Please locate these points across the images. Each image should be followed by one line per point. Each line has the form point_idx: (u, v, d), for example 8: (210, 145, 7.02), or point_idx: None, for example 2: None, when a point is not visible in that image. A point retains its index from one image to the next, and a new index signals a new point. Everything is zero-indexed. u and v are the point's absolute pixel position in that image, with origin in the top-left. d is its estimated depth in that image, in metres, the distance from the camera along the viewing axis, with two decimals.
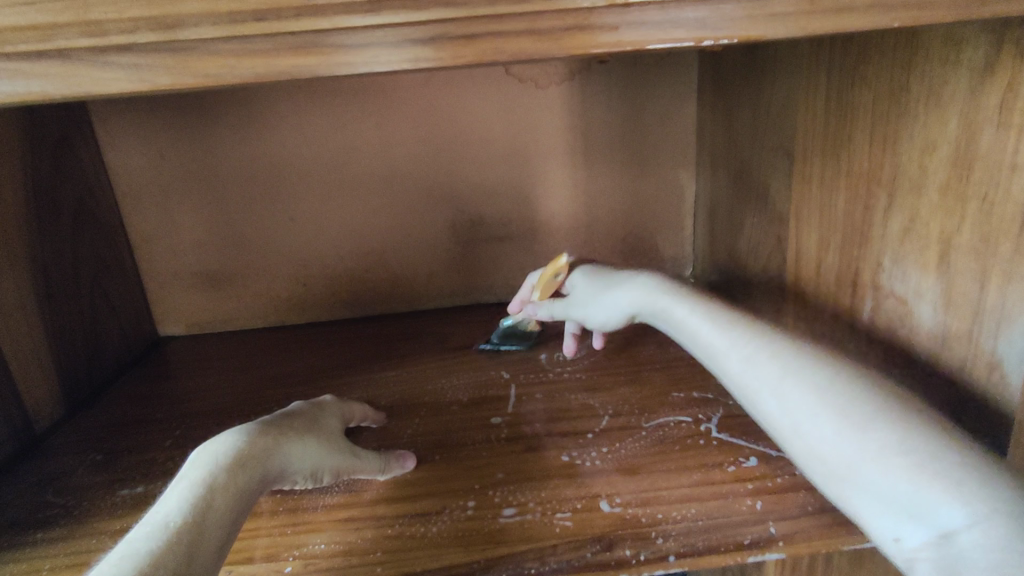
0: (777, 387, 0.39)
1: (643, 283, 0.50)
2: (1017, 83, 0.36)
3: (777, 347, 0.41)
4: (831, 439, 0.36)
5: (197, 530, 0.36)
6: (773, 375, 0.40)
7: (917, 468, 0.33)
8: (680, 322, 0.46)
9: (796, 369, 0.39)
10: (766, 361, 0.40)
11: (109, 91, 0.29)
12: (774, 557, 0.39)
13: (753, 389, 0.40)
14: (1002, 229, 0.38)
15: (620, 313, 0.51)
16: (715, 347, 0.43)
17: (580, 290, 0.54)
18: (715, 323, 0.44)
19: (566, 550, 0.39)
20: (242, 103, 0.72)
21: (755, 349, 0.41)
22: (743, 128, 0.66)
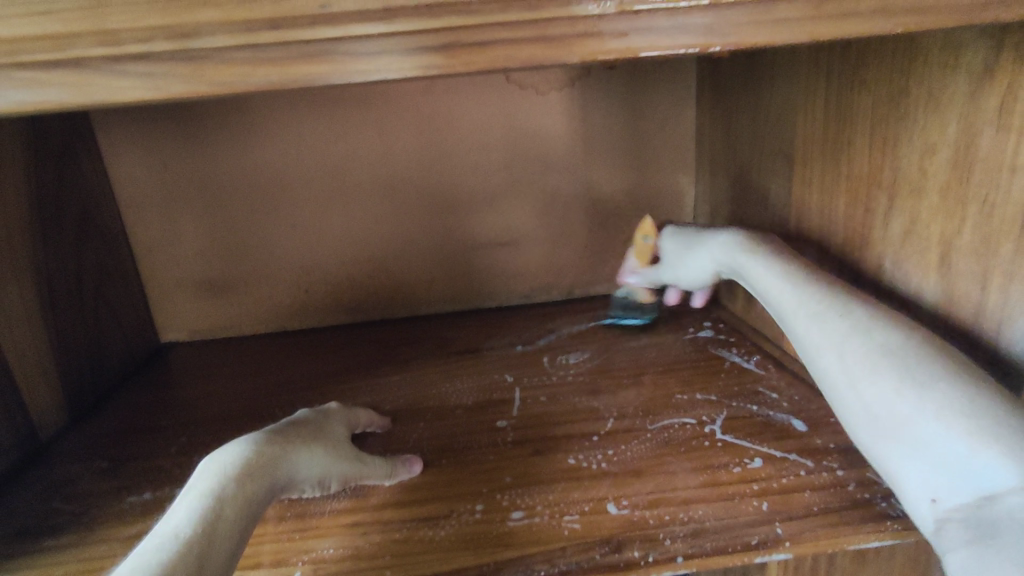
0: (845, 342, 0.41)
1: (725, 239, 0.52)
2: (1016, 86, 0.36)
3: (849, 305, 0.43)
4: (891, 395, 0.38)
5: (206, 539, 0.36)
6: (842, 330, 0.42)
7: (970, 429, 0.35)
8: (758, 279, 0.48)
9: (866, 326, 0.41)
10: (839, 316, 0.42)
11: (124, 99, 0.30)
12: (781, 557, 0.39)
13: (820, 343, 0.42)
14: (1003, 230, 0.38)
15: (706, 271, 0.54)
16: (785, 303, 0.45)
17: (671, 251, 0.57)
18: (791, 281, 0.46)
19: (575, 552, 0.39)
20: (244, 110, 0.72)
21: (826, 305, 0.43)
22: (743, 132, 0.67)
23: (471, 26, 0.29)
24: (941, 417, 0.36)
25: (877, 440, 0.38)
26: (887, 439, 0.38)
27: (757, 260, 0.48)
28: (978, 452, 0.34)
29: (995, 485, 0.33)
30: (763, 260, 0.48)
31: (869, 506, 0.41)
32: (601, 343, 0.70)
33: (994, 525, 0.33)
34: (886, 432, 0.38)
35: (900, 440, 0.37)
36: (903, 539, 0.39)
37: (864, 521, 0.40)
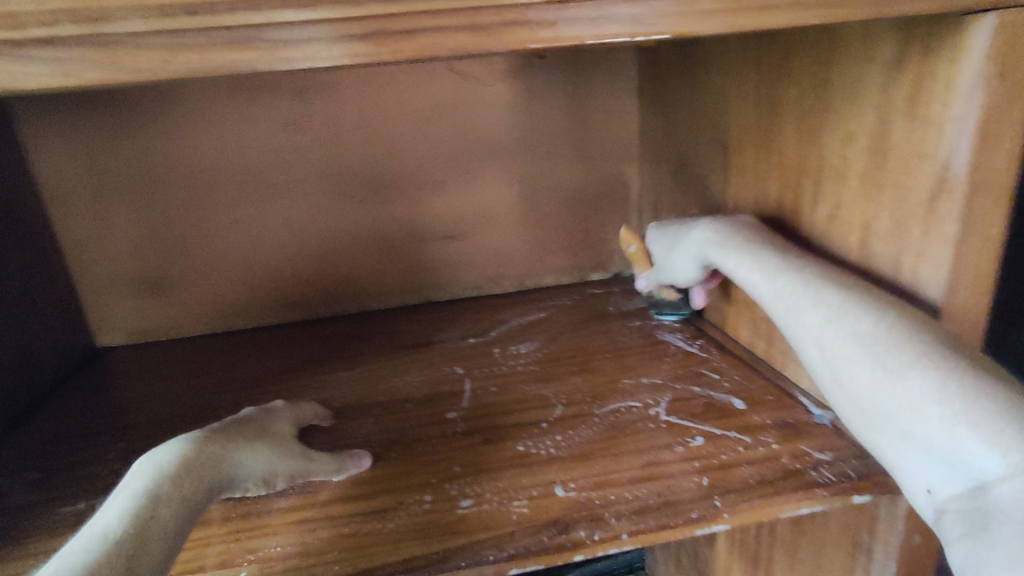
0: (820, 334, 0.42)
1: (703, 234, 0.55)
2: (923, 78, 0.39)
3: (820, 291, 0.43)
4: (870, 385, 0.38)
5: (138, 541, 0.35)
6: (818, 321, 0.42)
7: (950, 416, 0.34)
8: (739, 271, 0.49)
9: (838, 313, 0.41)
10: (811, 306, 0.43)
11: (32, 87, 0.28)
12: (721, 528, 0.41)
13: (798, 334, 0.43)
14: (914, 212, 0.41)
15: (687, 263, 0.58)
16: (762, 296, 0.47)
17: (659, 251, 0.62)
18: (766, 272, 0.47)
19: (523, 536, 0.40)
20: (177, 101, 0.70)
21: (798, 294, 0.44)
22: (681, 122, 0.69)
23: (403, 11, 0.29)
24: (922, 408, 0.36)
25: (870, 434, 0.39)
26: (878, 431, 0.38)
27: (730, 252, 0.51)
28: (958, 439, 0.34)
29: (982, 474, 0.33)
30: (739, 252, 0.50)
31: (802, 476, 0.43)
32: (550, 332, 0.71)
33: (986, 517, 0.32)
34: (874, 424, 0.38)
35: (890, 436, 0.38)
36: (830, 505, 0.42)
37: (796, 489, 0.42)
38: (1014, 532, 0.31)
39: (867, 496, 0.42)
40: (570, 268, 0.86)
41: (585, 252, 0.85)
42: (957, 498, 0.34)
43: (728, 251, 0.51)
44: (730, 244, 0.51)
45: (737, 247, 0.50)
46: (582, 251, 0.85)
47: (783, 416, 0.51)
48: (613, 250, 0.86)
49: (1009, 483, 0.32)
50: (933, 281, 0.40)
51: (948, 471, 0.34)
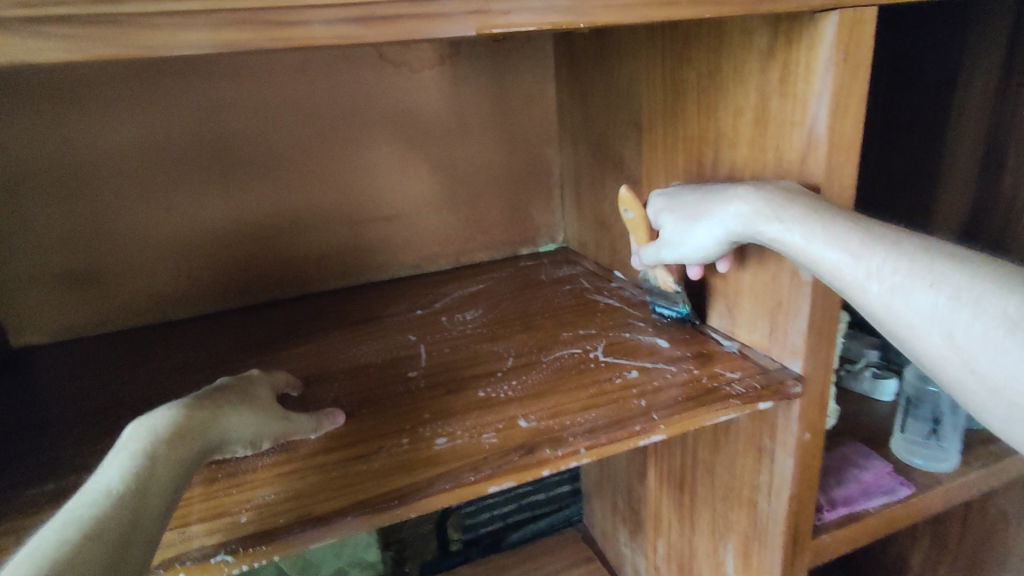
0: (941, 316, 0.39)
1: (748, 209, 0.50)
2: (790, 61, 0.49)
3: (934, 270, 0.40)
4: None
5: (140, 494, 0.37)
6: (938, 305, 0.39)
7: None
8: (810, 250, 0.46)
9: (964, 294, 0.38)
10: (923, 289, 0.40)
11: (46, 60, 0.30)
12: (658, 437, 0.49)
13: (905, 317, 0.41)
14: (792, 169, 0.51)
15: (717, 240, 0.54)
16: (848, 279, 0.44)
17: (673, 227, 0.57)
18: (852, 252, 0.43)
19: (495, 459, 0.46)
20: (102, 88, 0.69)
21: (902, 276, 0.41)
22: (597, 104, 0.78)
23: (321, 6, 0.33)
24: None
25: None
26: None
27: (794, 228, 0.46)
28: None
29: None
30: (804, 227, 0.46)
31: (718, 392, 0.53)
32: (491, 300, 0.77)
33: None
34: None
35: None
36: (741, 411, 0.51)
37: (715, 400, 0.51)
38: None
39: (769, 401, 0.52)
40: (502, 244, 0.93)
41: (514, 228, 0.92)
42: None
43: (784, 226, 0.47)
44: (790, 217, 0.46)
45: (798, 219, 0.46)
46: (512, 228, 0.92)
47: (699, 349, 0.60)
48: (540, 226, 0.94)
49: None
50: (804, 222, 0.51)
51: None
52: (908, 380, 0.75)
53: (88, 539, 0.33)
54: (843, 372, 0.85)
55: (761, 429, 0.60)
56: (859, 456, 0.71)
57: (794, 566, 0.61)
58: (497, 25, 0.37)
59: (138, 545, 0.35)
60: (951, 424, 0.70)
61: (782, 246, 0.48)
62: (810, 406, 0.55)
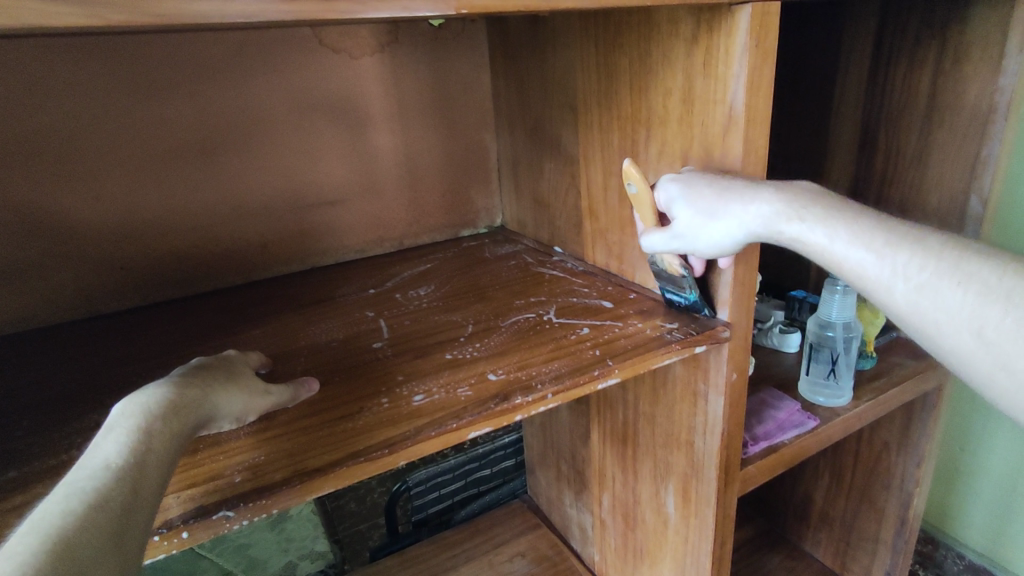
0: (975, 314, 0.46)
1: (769, 210, 0.53)
2: (710, 47, 0.56)
3: (963, 270, 0.47)
4: None
5: (140, 466, 0.36)
6: (968, 301, 0.46)
7: None
8: (831, 249, 0.51)
9: (996, 291, 0.45)
10: (954, 287, 0.47)
11: (57, 23, 0.31)
12: (613, 379, 0.55)
13: (935, 314, 0.48)
14: (715, 141, 0.58)
15: (733, 238, 0.55)
16: (874, 276, 0.50)
17: (687, 220, 0.56)
18: (880, 251, 0.50)
19: (474, 407, 0.50)
20: (17, 67, 0.65)
21: (928, 275, 0.48)
22: (532, 91, 0.83)
23: None
24: None
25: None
26: None
27: (818, 228, 0.52)
28: None
29: None
30: (829, 226, 0.52)
31: (661, 339, 0.60)
32: (441, 277, 0.80)
33: None
34: None
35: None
36: (681, 355, 0.59)
37: (658, 346, 0.58)
38: None
39: (703, 345, 0.60)
40: (444, 227, 0.96)
41: (454, 210, 0.96)
42: None
43: (805, 225, 0.52)
44: (812, 216, 0.52)
45: (820, 220, 0.52)
46: (452, 211, 0.96)
47: (640, 307, 0.67)
48: (479, 209, 0.98)
49: None
50: None
51: None
52: (810, 329, 0.81)
53: (94, 509, 0.32)
54: (755, 331, 0.96)
55: (695, 374, 0.68)
56: (772, 398, 0.81)
57: (725, 496, 0.70)
58: (472, 5, 0.41)
59: (140, 514, 0.34)
60: (844, 362, 0.79)
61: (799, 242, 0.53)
62: (736, 350, 0.63)
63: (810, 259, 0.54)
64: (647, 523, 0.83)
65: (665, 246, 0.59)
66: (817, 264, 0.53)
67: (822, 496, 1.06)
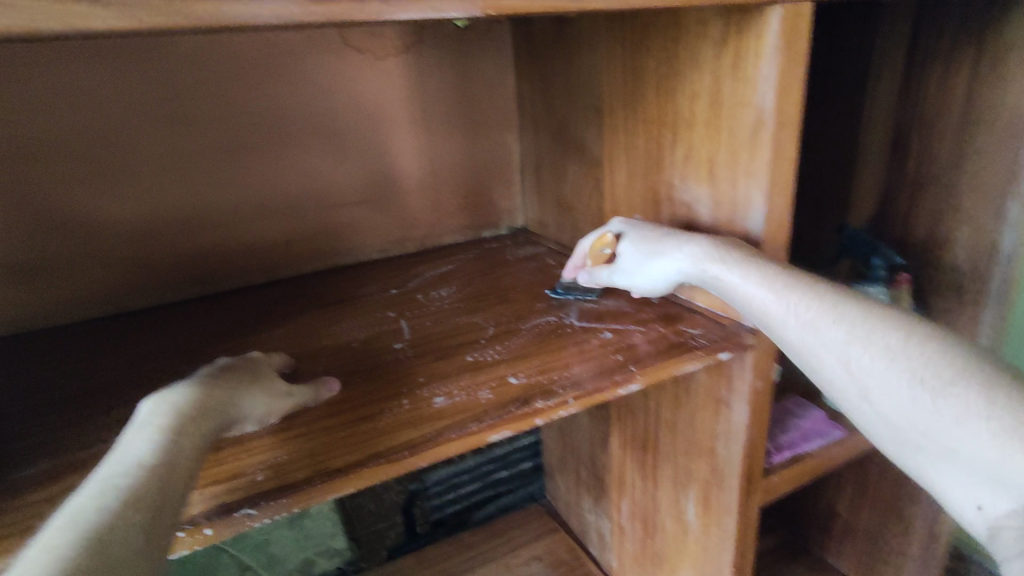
0: (847, 350, 0.50)
1: (696, 254, 0.59)
2: (739, 49, 0.55)
3: (838, 309, 0.51)
4: (904, 404, 0.47)
5: (170, 464, 0.36)
6: (840, 340, 0.50)
7: (994, 435, 0.42)
8: (737, 287, 0.55)
9: (863, 331, 0.50)
10: (832, 325, 0.51)
11: (96, 27, 0.31)
12: (636, 386, 0.54)
13: (817, 351, 0.52)
14: (742, 145, 0.57)
15: (666, 280, 0.62)
16: (773, 313, 0.53)
17: (630, 257, 0.65)
18: (776, 291, 0.53)
19: (495, 410, 0.50)
20: (53, 68, 0.66)
21: (813, 313, 0.52)
22: (557, 91, 0.82)
23: None
24: (965, 427, 0.43)
25: (913, 449, 0.48)
26: (916, 445, 0.48)
27: (733, 270, 0.55)
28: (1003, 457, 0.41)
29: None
30: (737, 268, 0.55)
31: (684, 345, 0.59)
32: (463, 278, 0.80)
33: None
34: (913, 438, 0.47)
35: (935, 453, 0.46)
36: (705, 362, 0.58)
37: (681, 353, 0.58)
38: None
39: (728, 352, 0.59)
40: (466, 228, 0.96)
41: (477, 211, 0.96)
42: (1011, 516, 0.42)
43: (722, 266, 0.56)
44: (732, 260, 0.56)
45: (734, 262, 0.55)
46: (475, 212, 0.96)
47: (663, 311, 0.67)
48: (501, 210, 0.98)
49: None
50: (756, 192, 0.57)
51: (999, 490, 0.42)
52: None
53: (128, 507, 0.32)
54: None
55: (718, 381, 0.66)
56: (797, 407, 0.80)
57: (748, 505, 0.68)
58: (497, 6, 0.41)
59: (171, 514, 0.35)
60: None
61: (715, 284, 0.57)
62: (762, 358, 0.62)
63: (723, 296, 0.57)
64: (667, 530, 0.82)
65: (606, 281, 0.68)
66: (727, 300, 0.57)
67: (847, 507, 1.04)
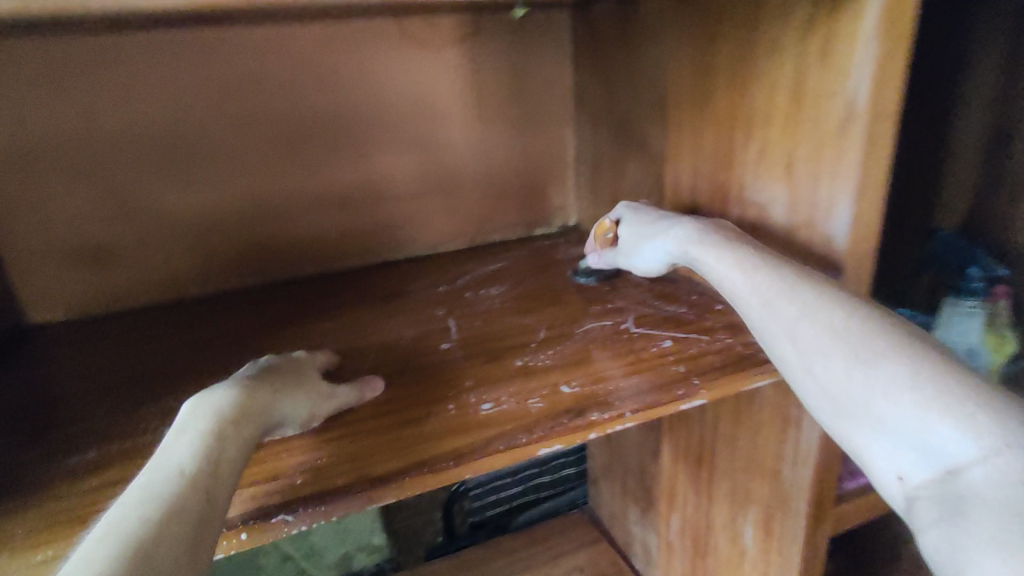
0: (796, 326, 0.47)
1: (682, 234, 0.59)
2: (830, 34, 0.50)
3: (794, 286, 0.48)
4: (840, 376, 0.43)
5: (212, 473, 0.36)
6: (791, 316, 0.47)
7: (920, 402, 0.38)
8: (713, 269, 0.55)
9: (813, 307, 0.46)
10: (788, 302, 0.48)
11: None
12: (699, 402, 0.50)
13: (772, 328, 0.48)
14: (828, 141, 0.52)
15: (658, 261, 0.63)
16: (742, 295, 0.52)
17: (628, 239, 0.67)
18: (746, 271, 0.52)
19: (547, 421, 0.47)
20: (122, 59, 0.67)
21: (773, 291, 0.49)
22: (619, 83, 0.78)
23: None
24: (893, 396, 0.39)
25: (840, 424, 0.43)
26: (844, 420, 0.43)
27: (711, 253, 0.55)
28: (929, 422, 0.37)
29: (954, 458, 0.36)
30: (715, 250, 0.55)
31: (752, 358, 0.54)
32: (513, 277, 0.77)
33: (959, 500, 0.35)
34: (841, 413, 0.43)
35: (860, 424, 0.41)
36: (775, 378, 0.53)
37: (750, 367, 0.53)
38: (987, 516, 0.33)
39: None
40: (517, 225, 0.93)
41: (529, 208, 0.93)
42: (932, 486, 0.37)
43: (703, 248, 0.56)
44: (712, 244, 0.56)
45: (713, 244, 0.56)
46: (528, 209, 0.93)
47: (729, 319, 0.62)
48: (554, 208, 0.95)
49: (986, 464, 0.34)
50: (843, 193, 0.52)
51: (923, 461, 0.37)
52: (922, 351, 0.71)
53: (172, 520, 0.32)
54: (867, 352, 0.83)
55: (787, 398, 0.61)
56: None
57: (816, 534, 0.63)
58: None
59: (215, 525, 0.34)
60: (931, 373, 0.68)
61: (698, 265, 0.58)
62: None
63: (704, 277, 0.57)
64: (720, 552, 0.77)
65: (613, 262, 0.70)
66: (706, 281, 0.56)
67: None
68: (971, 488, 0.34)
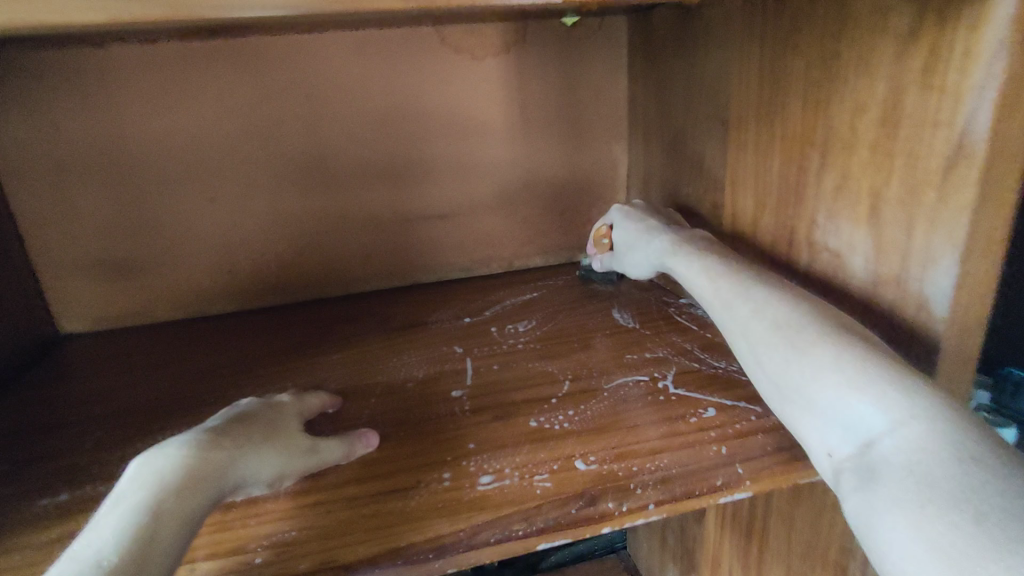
0: (748, 319, 0.46)
1: (661, 243, 0.58)
2: (938, 48, 0.40)
3: (747, 282, 0.49)
4: (778, 361, 0.43)
5: (136, 560, 0.31)
6: (743, 313, 0.47)
7: (847, 382, 0.38)
8: (682, 271, 0.54)
9: (762, 303, 0.46)
10: (740, 298, 0.48)
11: None
12: (742, 495, 0.41)
13: (727, 324, 0.48)
14: (928, 180, 0.42)
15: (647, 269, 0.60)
16: (700, 291, 0.51)
17: (620, 245, 0.64)
18: (710, 272, 0.51)
19: (551, 508, 0.39)
20: (149, 70, 0.65)
21: (728, 287, 0.49)
22: (676, 98, 0.69)
23: None
24: (823, 378, 0.39)
25: (782, 409, 0.42)
26: (785, 404, 0.42)
27: (682, 257, 0.55)
28: (852, 401, 0.37)
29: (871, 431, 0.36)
30: (686, 257, 0.54)
31: None
32: (545, 311, 0.70)
33: (873, 468, 0.35)
34: (780, 396, 0.42)
35: (796, 408, 0.41)
36: None
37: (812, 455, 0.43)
38: (894, 483, 0.33)
39: None
40: (559, 249, 0.86)
41: (572, 232, 0.85)
42: (852, 457, 0.36)
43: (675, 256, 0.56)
44: (685, 251, 0.55)
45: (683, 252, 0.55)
46: (571, 232, 0.85)
47: None
48: None
49: (896, 436, 0.35)
50: (946, 246, 0.41)
51: (846, 435, 0.37)
52: None
53: None
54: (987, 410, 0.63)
55: None
56: None
57: None
58: None
59: None
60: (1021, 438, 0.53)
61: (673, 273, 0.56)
62: None
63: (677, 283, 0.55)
64: None
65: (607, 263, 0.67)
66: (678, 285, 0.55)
67: None
68: (883, 456, 0.34)
